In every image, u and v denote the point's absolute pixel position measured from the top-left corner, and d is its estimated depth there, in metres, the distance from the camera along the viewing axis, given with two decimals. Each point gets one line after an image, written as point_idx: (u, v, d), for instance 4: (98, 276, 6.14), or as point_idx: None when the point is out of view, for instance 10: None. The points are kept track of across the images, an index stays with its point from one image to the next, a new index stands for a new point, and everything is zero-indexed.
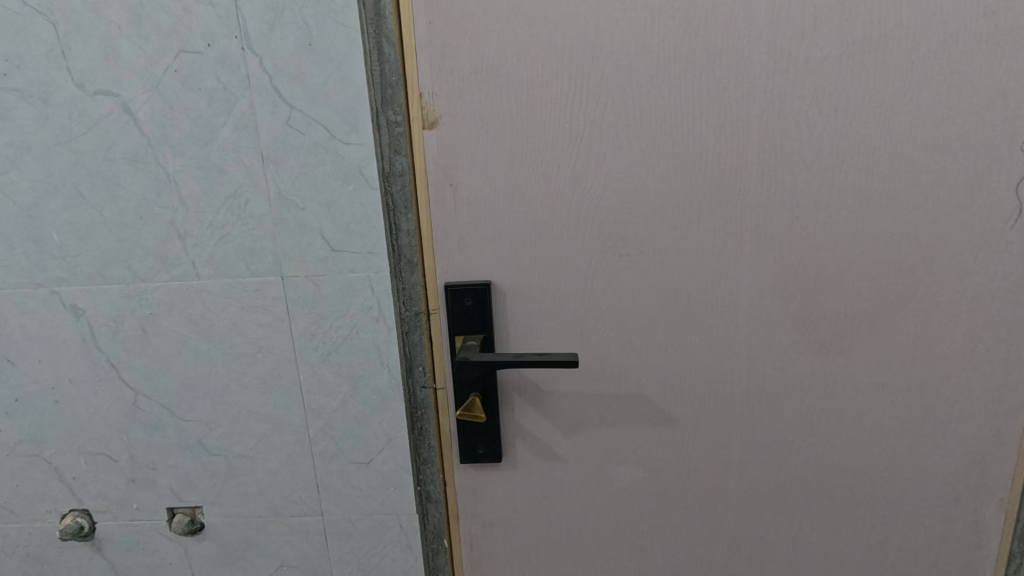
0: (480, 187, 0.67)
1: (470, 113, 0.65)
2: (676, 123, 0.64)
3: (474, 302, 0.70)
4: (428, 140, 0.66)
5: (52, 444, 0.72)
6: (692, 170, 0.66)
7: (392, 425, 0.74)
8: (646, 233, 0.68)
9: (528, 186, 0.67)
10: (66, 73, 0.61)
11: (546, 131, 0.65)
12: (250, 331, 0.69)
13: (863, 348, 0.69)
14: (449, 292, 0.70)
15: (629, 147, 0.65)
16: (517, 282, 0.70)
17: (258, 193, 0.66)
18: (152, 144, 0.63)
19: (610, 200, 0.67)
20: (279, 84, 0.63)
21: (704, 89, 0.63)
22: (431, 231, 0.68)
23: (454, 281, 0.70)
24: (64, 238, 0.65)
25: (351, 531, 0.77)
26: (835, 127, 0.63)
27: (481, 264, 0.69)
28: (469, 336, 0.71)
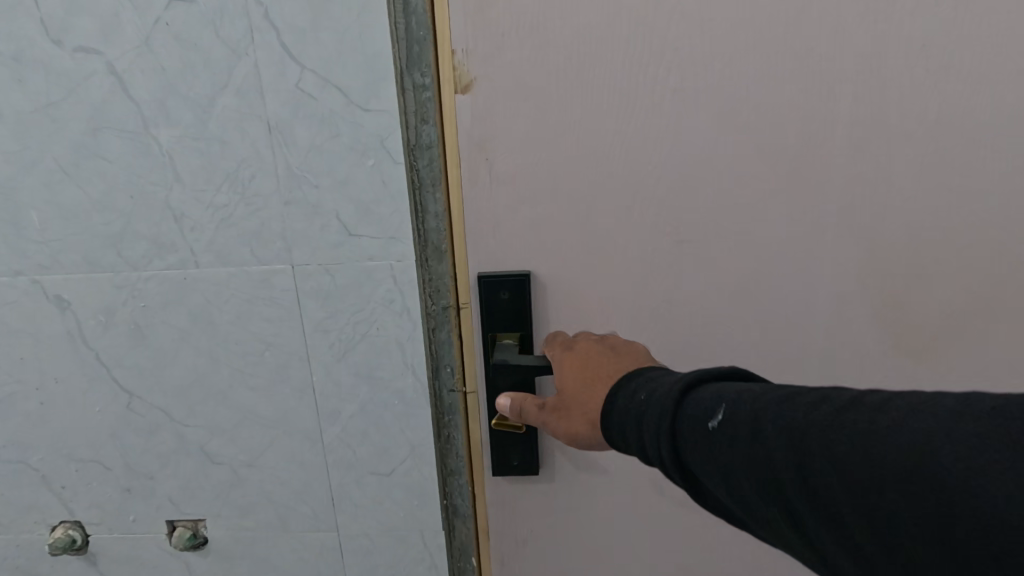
0: (520, 161, 0.55)
1: (512, 74, 0.53)
2: (756, 90, 0.52)
3: (511, 295, 0.59)
4: (462, 106, 0.54)
5: (38, 451, 0.68)
6: (775, 149, 0.54)
7: (416, 431, 0.66)
8: (715, 225, 0.56)
9: (578, 162, 0.55)
10: (41, 28, 0.53)
11: (600, 96, 0.53)
12: (255, 325, 0.62)
13: (957, 353, 0.59)
14: (483, 284, 0.59)
15: (700, 120, 0.53)
16: (561, 273, 0.59)
17: (262, 168, 0.57)
18: (142, 113, 0.55)
19: (675, 182, 0.55)
20: (287, 39, 0.53)
21: (794, 49, 0.51)
22: (462, 215, 0.57)
23: (489, 271, 0.59)
24: (45, 220, 0.59)
25: (369, 546, 0.71)
26: (951, 91, 0.51)
27: (519, 251, 0.58)
28: (505, 335, 0.60)
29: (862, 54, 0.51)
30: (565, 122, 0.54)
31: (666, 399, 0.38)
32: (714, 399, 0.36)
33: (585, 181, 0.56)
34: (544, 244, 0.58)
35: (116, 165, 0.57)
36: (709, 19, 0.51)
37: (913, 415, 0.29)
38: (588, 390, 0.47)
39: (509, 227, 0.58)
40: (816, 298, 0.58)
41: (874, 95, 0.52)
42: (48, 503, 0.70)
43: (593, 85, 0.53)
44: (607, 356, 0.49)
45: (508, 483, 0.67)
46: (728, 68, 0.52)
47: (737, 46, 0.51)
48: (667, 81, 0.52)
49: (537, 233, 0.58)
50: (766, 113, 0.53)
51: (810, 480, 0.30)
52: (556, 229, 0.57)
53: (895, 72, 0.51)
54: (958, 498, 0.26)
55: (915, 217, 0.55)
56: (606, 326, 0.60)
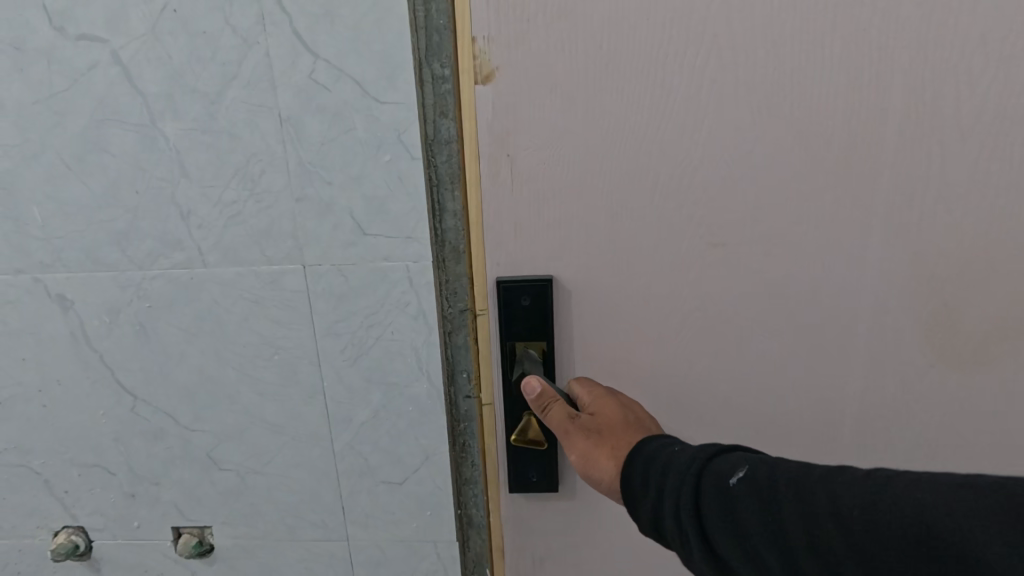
0: (546, 157, 0.52)
1: (536, 67, 0.50)
2: (799, 82, 0.49)
3: (533, 303, 0.56)
4: (482, 100, 0.51)
5: (40, 454, 0.66)
6: (818, 146, 0.51)
7: (430, 441, 0.63)
8: (750, 227, 0.53)
9: (606, 158, 0.52)
10: (43, 15, 0.50)
11: (630, 88, 0.50)
12: (264, 327, 0.60)
13: (1007, 363, 0.55)
14: (503, 290, 0.56)
15: (739, 114, 0.50)
16: (585, 276, 0.56)
17: (274, 163, 0.54)
18: (148, 105, 0.53)
19: (708, 182, 0.52)
20: (300, 27, 0.50)
21: (841, 38, 0.48)
22: (479, 216, 0.55)
23: (509, 276, 0.56)
24: (47, 216, 0.56)
25: (380, 557, 0.69)
26: (1012, 83, 0.47)
27: (542, 253, 0.55)
28: (525, 343, 0.58)
29: (915, 43, 0.47)
30: (591, 117, 0.51)
31: (695, 452, 0.41)
32: (735, 458, 0.39)
33: (613, 179, 0.53)
34: (568, 246, 0.55)
35: (121, 160, 0.55)
36: (751, 5, 0.47)
37: (915, 487, 0.33)
38: (623, 431, 0.48)
39: (530, 228, 0.55)
40: (856, 305, 0.55)
41: (927, 87, 0.48)
42: (50, 508, 0.68)
43: (623, 76, 0.50)
44: (644, 416, 0.51)
45: (525, 498, 0.64)
46: (770, 58, 0.49)
47: (780, 34, 0.48)
48: (703, 72, 0.49)
49: (560, 235, 0.55)
50: (809, 106, 0.50)
51: (816, 531, 0.34)
52: (580, 230, 0.54)
53: (951, 62, 0.47)
54: (949, 549, 0.30)
55: (966, 219, 0.51)
56: (633, 333, 0.57)
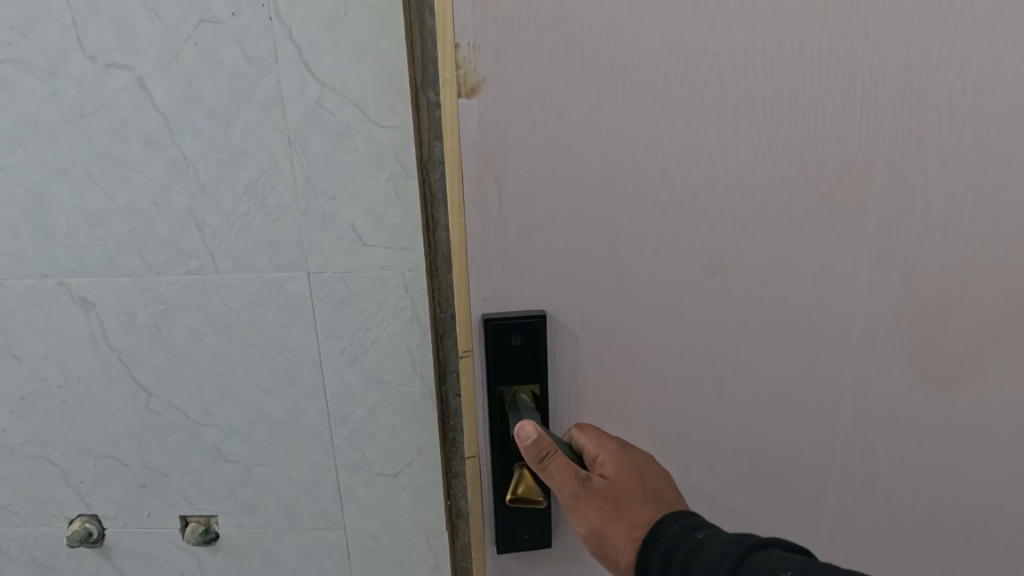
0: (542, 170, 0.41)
1: (523, 79, 0.39)
2: (800, 104, 0.41)
3: (526, 343, 0.45)
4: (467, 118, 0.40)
5: (58, 446, 0.70)
6: (829, 178, 0.43)
7: (423, 434, 0.68)
8: (763, 267, 0.45)
9: (595, 185, 0.42)
10: (76, 44, 0.56)
11: (621, 105, 0.40)
12: (270, 329, 0.65)
13: None
14: (492, 329, 0.45)
15: (739, 139, 0.42)
16: (588, 312, 0.46)
17: (283, 177, 0.59)
18: (169, 125, 0.58)
19: (721, 216, 0.43)
20: (309, 57, 0.55)
21: (847, 51, 0.40)
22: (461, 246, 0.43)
23: (498, 313, 0.45)
24: (72, 226, 0.61)
25: (375, 546, 0.73)
26: None
27: (537, 286, 0.45)
28: (516, 388, 0.47)
29: (925, 61, 0.40)
30: (577, 139, 0.41)
31: (728, 549, 0.39)
32: (775, 564, 0.37)
33: (608, 206, 0.43)
34: (565, 284, 0.45)
35: (142, 175, 0.60)
36: (749, 9, 0.39)
37: None
38: (639, 507, 0.44)
39: (521, 266, 0.44)
40: (882, 354, 0.47)
41: (942, 111, 0.41)
42: (66, 497, 0.73)
43: (605, 89, 0.40)
44: (655, 479, 0.45)
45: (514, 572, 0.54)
46: (771, 76, 0.40)
47: (780, 48, 0.40)
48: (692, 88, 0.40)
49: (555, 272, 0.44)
50: (813, 132, 0.42)
51: None
52: (573, 267, 0.44)
53: (968, 80, 0.40)
54: None
55: (992, 255, 0.45)
56: (636, 381, 0.48)
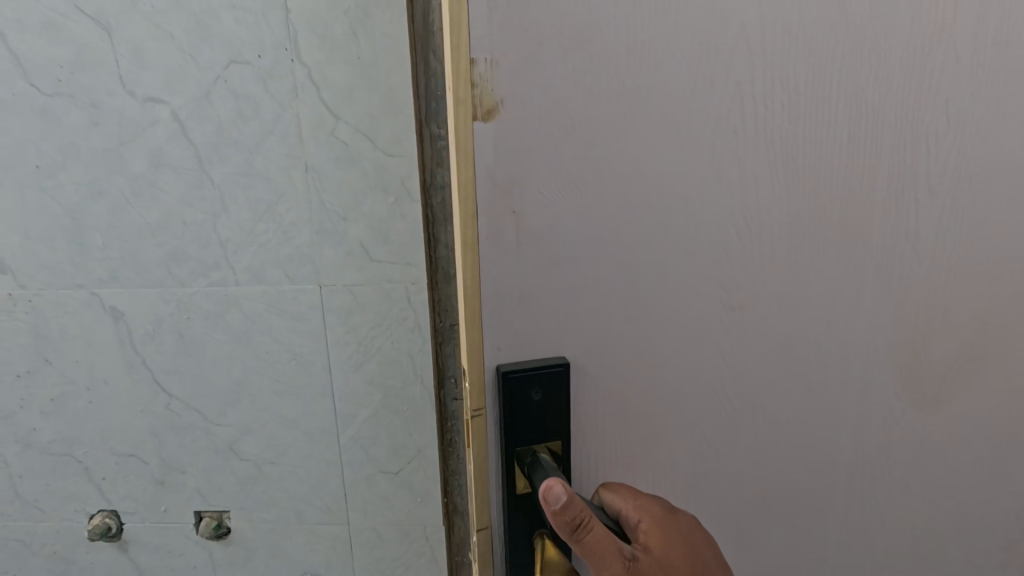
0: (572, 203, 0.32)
1: (546, 103, 0.30)
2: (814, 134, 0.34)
3: (549, 396, 0.35)
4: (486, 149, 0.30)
5: (83, 445, 0.76)
6: (860, 220, 0.36)
7: (422, 435, 0.74)
8: (817, 321, 0.38)
9: (618, 224, 0.33)
10: (118, 81, 0.63)
11: (635, 129, 0.32)
12: (284, 337, 0.71)
13: None
14: (507, 384, 0.34)
15: (762, 176, 0.34)
16: (619, 367, 0.36)
17: (300, 200, 0.66)
18: (199, 152, 0.65)
19: (767, 261, 0.36)
20: (327, 96, 0.63)
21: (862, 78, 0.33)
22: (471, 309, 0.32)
23: (516, 364, 0.34)
24: (106, 241, 0.68)
25: (375, 541, 0.79)
26: None
27: (563, 341, 0.34)
28: (535, 445, 0.36)
29: (973, 94, 0.35)
30: (591, 172, 0.32)
31: None
32: None
33: (634, 250, 0.34)
34: (599, 340, 0.35)
35: (172, 196, 0.67)
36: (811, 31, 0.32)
37: None
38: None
39: (549, 327, 0.34)
40: (938, 408, 0.41)
41: (969, 148, 0.36)
42: (88, 493, 0.78)
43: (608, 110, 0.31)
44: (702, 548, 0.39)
45: None
46: (822, 103, 0.33)
47: (843, 77, 0.33)
48: (696, 112, 0.32)
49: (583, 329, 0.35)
50: (836, 170, 0.35)
51: None
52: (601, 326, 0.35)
53: (991, 109, 0.36)
54: None
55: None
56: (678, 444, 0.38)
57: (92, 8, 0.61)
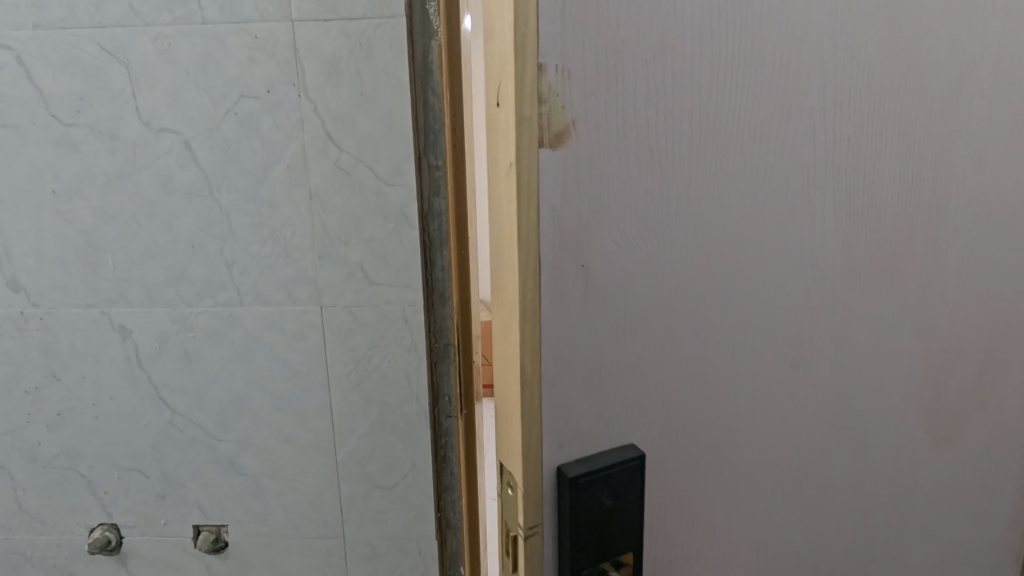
0: (620, 222, 0.37)
1: (601, 126, 0.35)
2: (784, 168, 0.40)
3: (616, 500, 0.40)
4: (546, 173, 0.34)
5: (86, 459, 0.78)
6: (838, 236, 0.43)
7: (417, 451, 0.77)
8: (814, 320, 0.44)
9: (656, 236, 0.38)
10: (135, 113, 0.67)
11: (670, 160, 0.37)
12: (286, 356, 0.74)
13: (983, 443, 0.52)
14: (578, 490, 0.38)
15: (770, 190, 0.40)
16: (660, 374, 0.40)
17: (303, 226, 0.70)
18: (209, 180, 0.69)
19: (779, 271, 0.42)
20: (331, 128, 0.67)
21: (811, 116, 0.40)
22: (530, 317, 0.35)
23: (583, 466, 0.38)
24: (118, 263, 0.71)
25: (370, 554, 0.81)
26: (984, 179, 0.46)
27: (614, 349, 0.39)
28: (600, 535, 0.39)
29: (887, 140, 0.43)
30: (636, 187, 0.37)
31: None
32: None
33: (675, 262, 0.39)
34: (640, 351, 0.39)
35: (182, 220, 0.70)
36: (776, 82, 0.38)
37: None
38: None
39: (600, 346, 0.38)
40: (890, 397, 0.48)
41: (891, 172, 0.43)
42: (90, 506, 0.80)
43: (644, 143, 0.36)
44: None
45: None
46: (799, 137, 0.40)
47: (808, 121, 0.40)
48: (706, 131, 0.37)
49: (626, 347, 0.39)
50: (817, 191, 0.41)
51: None
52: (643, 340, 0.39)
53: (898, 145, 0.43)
54: None
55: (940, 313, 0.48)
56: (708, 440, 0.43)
57: (114, 46, 0.66)
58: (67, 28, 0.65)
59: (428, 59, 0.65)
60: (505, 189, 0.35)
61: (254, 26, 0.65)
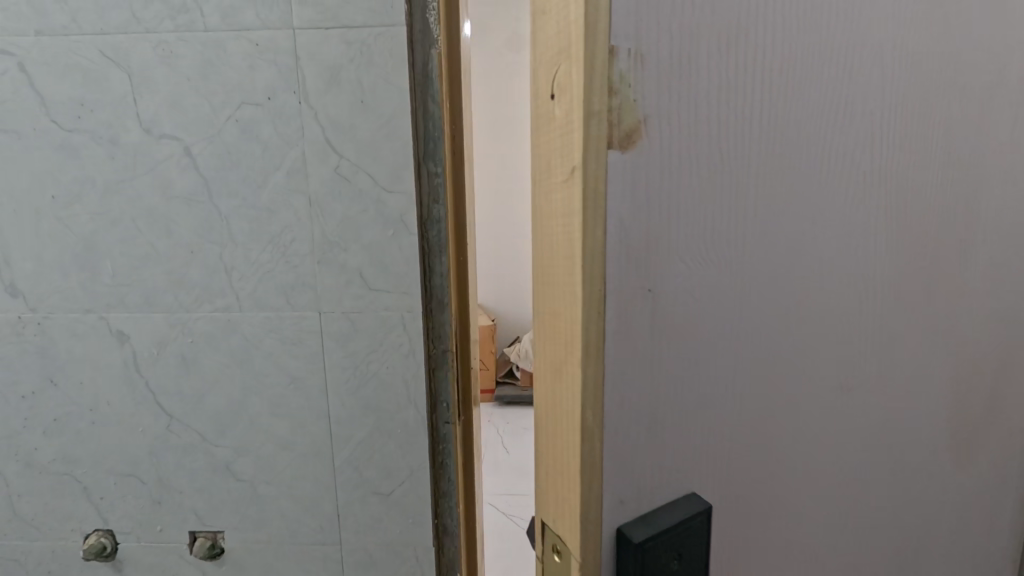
0: (691, 244, 0.30)
1: (676, 126, 0.28)
2: (848, 173, 0.35)
3: (682, 559, 0.32)
4: (615, 180, 0.26)
5: (83, 464, 0.78)
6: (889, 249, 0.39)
7: (414, 457, 0.77)
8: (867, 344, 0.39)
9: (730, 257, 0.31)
10: (135, 119, 0.68)
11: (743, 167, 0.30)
12: (284, 362, 0.74)
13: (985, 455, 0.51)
14: (645, 557, 0.30)
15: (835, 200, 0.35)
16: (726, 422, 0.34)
17: (303, 232, 0.70)
18: (209, 186, 0.69)
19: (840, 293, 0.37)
20: (331, 135, 0.67)
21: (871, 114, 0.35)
22: (591, 364, 0.28)
23: (646, 527, 0.30)
24: (117, 268, 0.71)
25: (367, 562, 0.80)
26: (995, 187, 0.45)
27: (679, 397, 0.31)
28: None
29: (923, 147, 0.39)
30: (708, 200, 0.30)
31: None
32: None
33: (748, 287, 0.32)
34: (710, 396, 0.32)
35: (181, 226, 0.70)
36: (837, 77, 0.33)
37: None
38: None
39: (667, 389, 0.31)
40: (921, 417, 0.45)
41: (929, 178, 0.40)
42: (85, 512, 0.80)
43: (723, 139, 0.29)
44: None
45: None
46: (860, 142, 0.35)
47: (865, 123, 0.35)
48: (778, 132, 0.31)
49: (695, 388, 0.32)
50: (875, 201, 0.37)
51: None
52: (713, 376, 0.32)
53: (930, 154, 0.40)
54: None
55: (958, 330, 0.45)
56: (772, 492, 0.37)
57: (116, 53, 0.66)
58: (69, 35, 0.66)
59: (427, 67, 0.66)
60: (560, 199, 0.27)
61: (255, 33, 0.65)
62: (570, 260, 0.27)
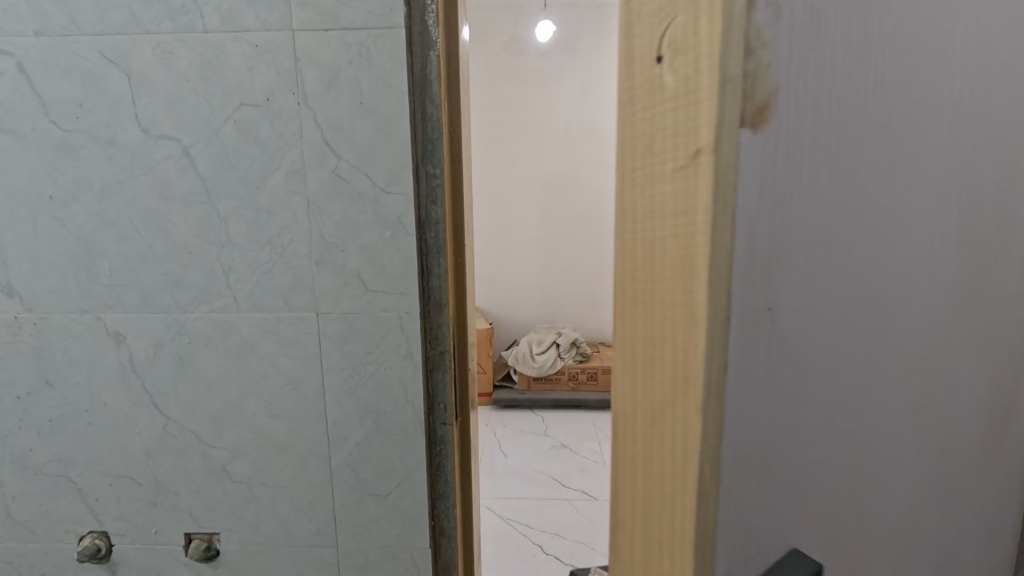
0: (820, 252, 0.22)
1: (813, 96, 0.20)
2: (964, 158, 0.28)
3: None
4: (746, 170, 0.19)
5: (78, 466, 0.78)
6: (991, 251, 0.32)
7: (412, 459, 0.76)
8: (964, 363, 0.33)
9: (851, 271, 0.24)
10: (134, 120, 0.68)
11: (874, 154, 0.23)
12: (281, 362, 0.74)
13: None
14: None
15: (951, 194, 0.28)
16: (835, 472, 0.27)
17: (301, 233, 0.70)
18: (207, 187, 0.69)
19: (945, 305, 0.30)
20: (330, 137, 0.68)
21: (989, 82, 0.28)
22: (706, 409, 0.21)
23: None
24: (115, 268, 0.71)
25: (363, 564, 0.80)
26: None
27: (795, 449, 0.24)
28: None
29: None
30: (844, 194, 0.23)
31: None
32: None
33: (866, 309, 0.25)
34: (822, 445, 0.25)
35: (179, 227, 0.70)
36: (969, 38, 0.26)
37: None
38: None
39: (780, 441, 0.24)
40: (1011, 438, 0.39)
41: None
42: (80, 514, 0.79)
43: (867, 118, 0.22)
44: None
45: None
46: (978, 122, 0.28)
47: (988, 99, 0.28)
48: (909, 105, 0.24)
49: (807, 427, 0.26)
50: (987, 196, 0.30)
51: None
52: (834, 418, 0.26)
53: None
54: None
55: None
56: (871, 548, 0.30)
57: (115, 54, 0.66)
58: (68, 36, 0.66)
59: (425, 69, 0.67)
60: (675, 191, 0.20)
61: (254, 35, 0.65)
62: (683, 268, 0.20)
